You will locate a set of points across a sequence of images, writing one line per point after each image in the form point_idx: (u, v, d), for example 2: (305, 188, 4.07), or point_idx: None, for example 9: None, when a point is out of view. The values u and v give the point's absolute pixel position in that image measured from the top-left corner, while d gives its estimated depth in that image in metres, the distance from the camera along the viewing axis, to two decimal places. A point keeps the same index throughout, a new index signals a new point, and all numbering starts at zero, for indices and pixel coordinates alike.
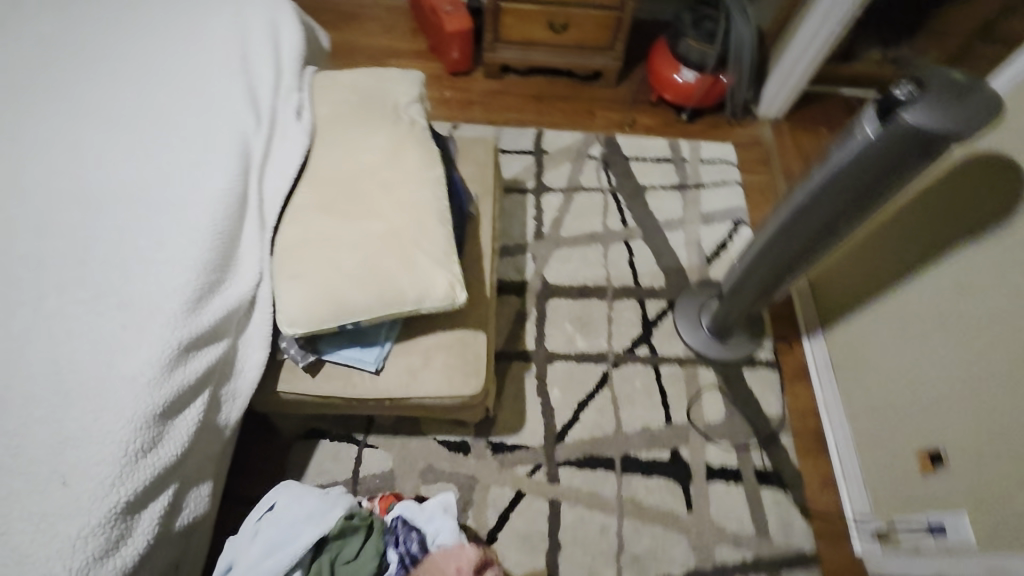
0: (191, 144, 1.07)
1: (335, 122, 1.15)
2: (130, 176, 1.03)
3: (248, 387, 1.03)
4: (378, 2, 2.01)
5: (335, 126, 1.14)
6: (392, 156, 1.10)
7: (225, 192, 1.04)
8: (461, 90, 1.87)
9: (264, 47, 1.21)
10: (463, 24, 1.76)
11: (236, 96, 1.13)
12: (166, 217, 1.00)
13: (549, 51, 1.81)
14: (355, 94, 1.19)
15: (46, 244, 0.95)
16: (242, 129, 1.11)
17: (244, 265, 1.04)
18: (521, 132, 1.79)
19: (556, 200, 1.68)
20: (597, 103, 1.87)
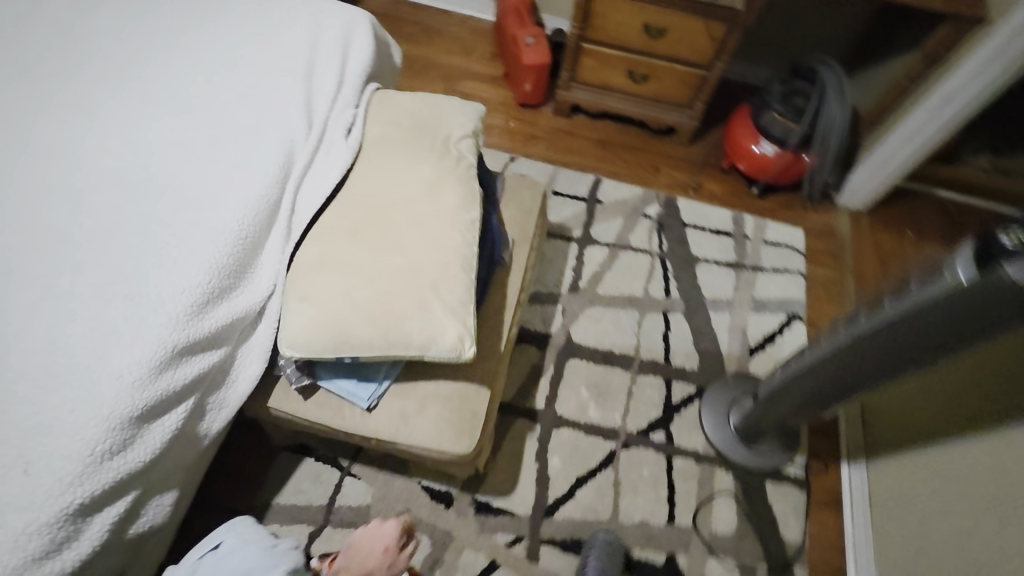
0: (238, 143, 1.06)
1: (382, 143, 1.11)
2: (172, 166, 1.02)
3: (238, 399, 0.99)
4: (463, 25, 2.04)
5: (381, 148, 1.11)
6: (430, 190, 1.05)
7: (257, 199, 1.02)
8: (526, 122, 1.84)
9: (332, 56, 1.19)
10: (541, 59, 1.73)
11: (293, 102, 1.11)
12: (195, 213, 0.99)
13: (625, 96, 1.73)
14: (409, 118, 1.16)
15: (75, 219, 0.95)
16: (290, 136, 1.09)
17: (260, 275, 1.01)
18: (579, 177, 1.72)
19: (600, 255, 1.60)
20: (665, 160, 1.79)
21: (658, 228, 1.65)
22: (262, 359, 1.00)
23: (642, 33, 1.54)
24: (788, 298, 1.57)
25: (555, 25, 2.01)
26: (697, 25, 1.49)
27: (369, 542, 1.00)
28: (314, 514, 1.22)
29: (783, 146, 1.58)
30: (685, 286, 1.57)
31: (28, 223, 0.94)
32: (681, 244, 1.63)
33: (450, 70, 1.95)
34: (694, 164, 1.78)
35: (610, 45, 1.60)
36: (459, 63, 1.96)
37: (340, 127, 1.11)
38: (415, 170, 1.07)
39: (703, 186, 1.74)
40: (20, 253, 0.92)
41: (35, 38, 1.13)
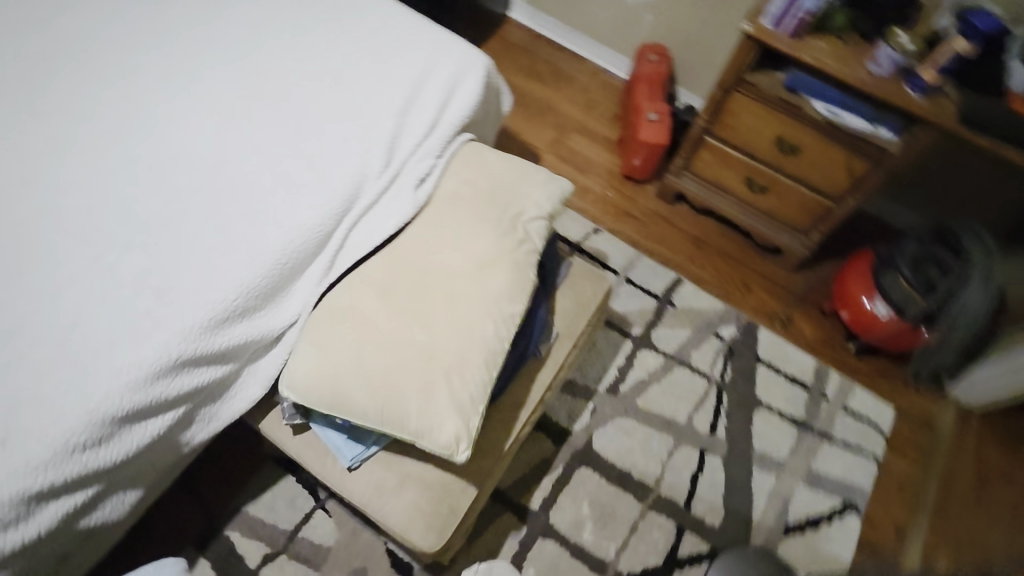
0: (314, 165, 1.05)
1: (453, 202, 1.06)
2: (247, 170, 1.03)
3: (230, 417, 0.98)
4: (596, 78, 1.97)
5: (450, 207, 1.05)
6: (479, 269, 0.98)
7: (312, 228, 1.00)
8: (625, 197, 1.76)
9: (435, 97, 1.16)
10: (658, 138, 1.63)
11: (380, 136, 1.09)
12: (249, 225, 0.99)
13: (735, 203, 1.62)
14: (489, 181, 1.10)
15: (144, 199, 0.98)
16: (365, 171, 1.06)
17: (289, 303, 0.99)
18: (659, 271, 1.62)
19: (653, 362, 1.48)
20: (762, 279, 1.66)
21: (725, 355, 1.51)
22: (265, 384, 0.98)
23: (774, 147, 1.41)
24: (849, 483, 1.38)
25: (687, 102, 1.89)
26: (838, 154, 1.33)
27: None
28: (275, 537, 1.20)
29: (900, 314, 1.40)
30: (735, 428, 1.42)
31: (102, 189, 0.97)
32: (745, 378, 1.48)
33: (566, 119, 1.89)
34: (793, 293, 1.64)
35: (735, 148, 1.49)
36: (577, 114, 1.90)
37: (415, 175, 1.07)
38: (473, 242, 1.00)
39: (794, 319, 1.60)
40: (87, 218, 0.95)
41: (177, 7, 1.17)
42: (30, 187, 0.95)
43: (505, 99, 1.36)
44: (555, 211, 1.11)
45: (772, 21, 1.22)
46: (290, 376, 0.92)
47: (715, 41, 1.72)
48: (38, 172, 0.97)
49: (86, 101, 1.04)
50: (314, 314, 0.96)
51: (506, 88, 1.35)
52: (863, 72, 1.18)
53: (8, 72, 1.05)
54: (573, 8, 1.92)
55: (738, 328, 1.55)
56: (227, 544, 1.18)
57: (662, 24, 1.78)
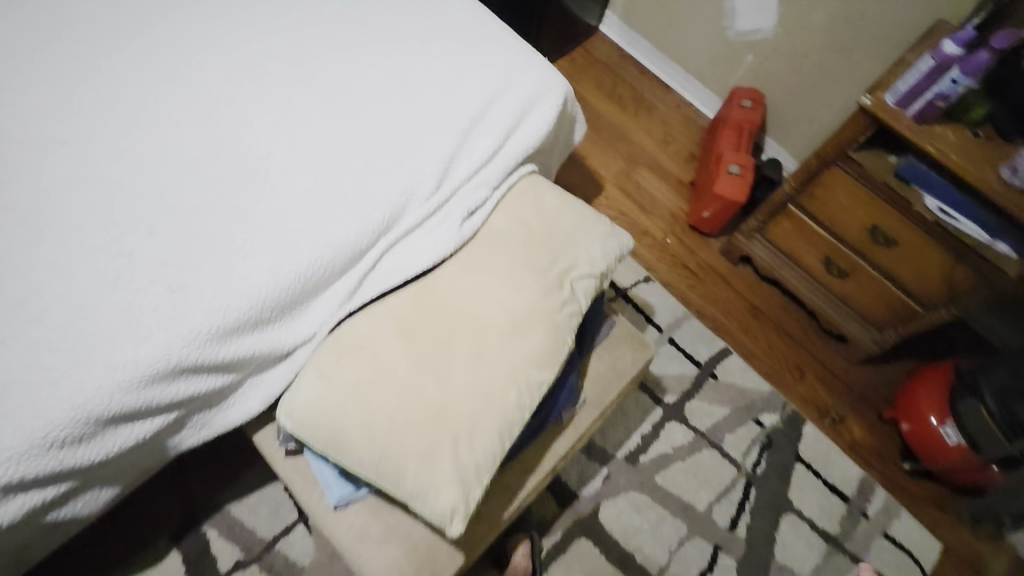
0: (359, 174, 0.96)
1: (500, 241, 0.96)
2: (288, 168, 0.95)
3: (223, 426, 0.92)
4: (679, 113, 1.83)
5: (496, 246, 0.95)
6: (512, 326, 0.88)
7: (342, 244, 0.91)
8: (685, 248, 1.63)
9: (502, 119, 1.05)
10: (734, 193, 1.48)
11: (435, 155, 0.99)
12: (278, 229, 0.91)
13: (805, 279, 1.48)
14: (543, 224, 0.99)
15: (179, 182, 0.92)
16: (411, 190, 0.97)
17: (306, 319, 0.92)
18: (707, 337, 1.50)
19: (681, 438, 1.37)
20: (818, 368, 1.51)
21: (761, 444, 1.38)
22: (267, 400, 0.93)
23: (866, 233, 1.27)
24: None
25: (774, 155, 1.73)
26: (942, 258, 1.18)
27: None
28: (252, 543, 1.16)
29: (972, 445, 1.25)
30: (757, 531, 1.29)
31: (138, 165, 0.93)
32: (779, 475, 1.35)
33: (637, 152, 1.76)
34: (851, 390, 1.49)
35: (823, 224, 1.35)
36: (650, 148, 1.77)
37: (464, 205, 0.98)
38: (513, 294, 0.91)
39: (847, 419, 1.45)
40: (118, 194, 0.90)
41: None
42: (68, 152, 0.92)
43: (578, 127, 1.24)
44: (607, 270, 1.00)
45: (896, 99, 1.07)
46: (288, 403, 0.84)
47: (818, 97, 1.55)
48: (80, 138, 0.93)
49: (142, 68, 1.00)
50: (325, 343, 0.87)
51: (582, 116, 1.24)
52: (990, 175, 1.02)
53: (73, 28, 1.02)
54: (669, 33, 1.78)
55: (780, 417, 1.42)
56: (203, 541, 1.14)
57: (764, 67, 1.62)
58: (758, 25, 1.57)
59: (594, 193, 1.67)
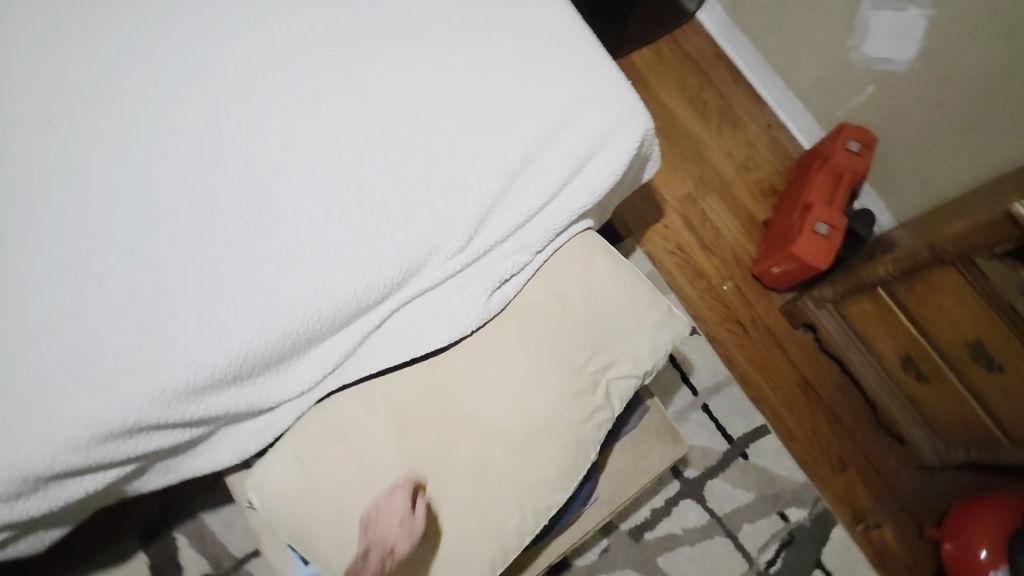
0: (377, 214, 0.79)
1: (531, 322, 0.81)
2: (295, 193, 0.79)
3: (190, 472, 0.82)
4: (768, 136, 1.58)
5: (525, 328, 0.80)
6: (525, 437, 0.75)
7: (347, 299, 0.77)
8: (743, 300, 1.44)
9: (561, 162, 0.85)
10: (816, 258, 1.26)
11: (473, 201, 0.81)
12: (271, 271, 0.76)
13: (873, 365, 1.29)
14: (587, 306, 0.82)
15: (172, 190, 0.78)
16: (436, 243, 0.80)
17: (295, 376, 0.79)
18: (746, 410, 1.33)
19: (694, 518, 1.25)
20: (863, 464, 1.34)
21: (779, 542, 1.26)
22: (236, 456, 0.82)
23: (965, 345, 1.07)
24: None
25: (869, 207, 1.47)
26: None
27: (381, 509, 0.68)
28: (222, 558, 1.10)
29: None
30: None
31: (128, 161, 0.78)
32: None
33: (711, 176, 1.53)
34: (895, 497, 1.32)
35: (911, 320, 1.15)
36: (727, 173, 1.53)
37: (497, 272, 0.82)
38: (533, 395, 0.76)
39: (884, 526, 1.30)
40: (99, 196, 0.76)
41: None
42: (55, 134, 0.78)
43: (650, 167, 1.03)
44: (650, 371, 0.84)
45: None
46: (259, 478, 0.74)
47: (945, 155, 1.29)
48: (65, 118, 0.79)
49: (154, 36, 0.84)
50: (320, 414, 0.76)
51: (658, 155, 1.03)
52: None
53: None
54: (780, 38, 1.49)
55: (808, 516, 1.28)
56: (171, 547, 1.09)
57: (885, 105, 1.35)
58: (890, 55, 1.29)
59: (651, 219, 1.46)
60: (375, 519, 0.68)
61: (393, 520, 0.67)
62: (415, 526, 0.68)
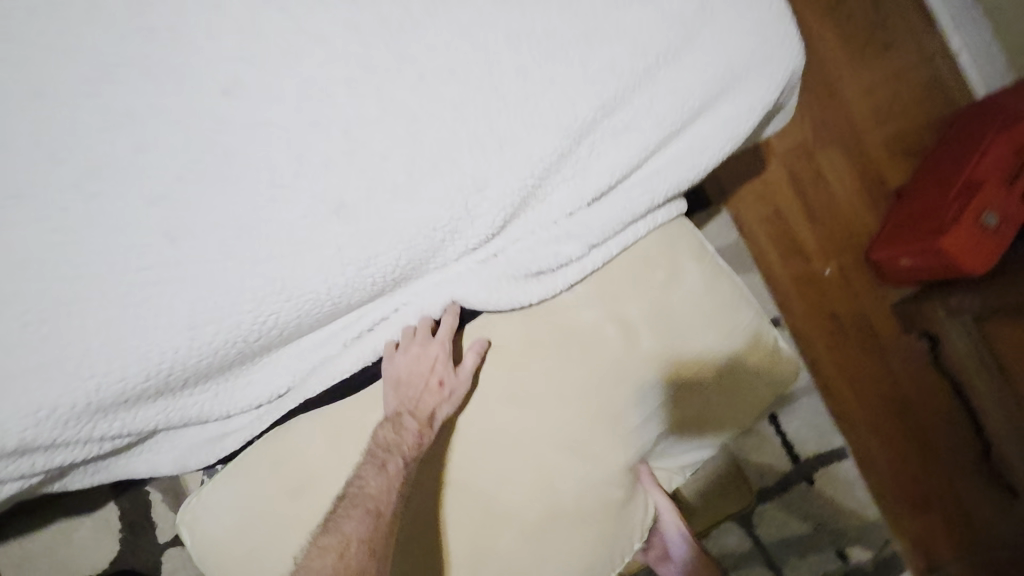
0: (369, 174, 0.53)
1: (579, 360, 0.61)
2: (250, 128, 0.52)
3: (123, 475, 0.64)
4: (930, 72, 1.16)
5: (570, 368, 0.61)
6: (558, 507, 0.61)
7: (321, 298, 0.54)
8: (849, 292, 1.12)
9: (653, 118, 0.57)
10: (972, 261, 0.94)
11: (514, 169, 0.54)
12: (208, 247, 0.51)
13: (1001, 403, 0.98)
14: (658, 346, 0.61)
15: (61, 105, 0.51)
16: (454, 226, 0.55)
17: (256, 383, 0.60)
18: (822, 428, 1.09)
19: (732, 543, 1.06)
20: (950, 507, 1.11)
21: None
22: (176, 464, 0.64)
23: None
24: None
25: None
26: None
27: (412, 362, 0.59)
28: None
29: None
30: None
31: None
32: None
33: (840, 120, 1.14)
34: (980, 549, 1.10)
35: None
36: (861, 117, 1.15)
37: (535, 262, 0.58)
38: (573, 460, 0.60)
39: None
40: None
41: None
42: None
43: (777, 119, 0.70)
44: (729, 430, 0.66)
45: None
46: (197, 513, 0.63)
47: None
48: None
49: None
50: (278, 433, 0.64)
51: (793, 103, 0.69)
52: None
53: None
54: None
55: (868, 555, 1.08)
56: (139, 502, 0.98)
57: None
58: None
59: (749, 171, 1.12)
60: (405, 380, 0.60)
61: (430, 379, 0.60)
62: (457, 389, 0.60)
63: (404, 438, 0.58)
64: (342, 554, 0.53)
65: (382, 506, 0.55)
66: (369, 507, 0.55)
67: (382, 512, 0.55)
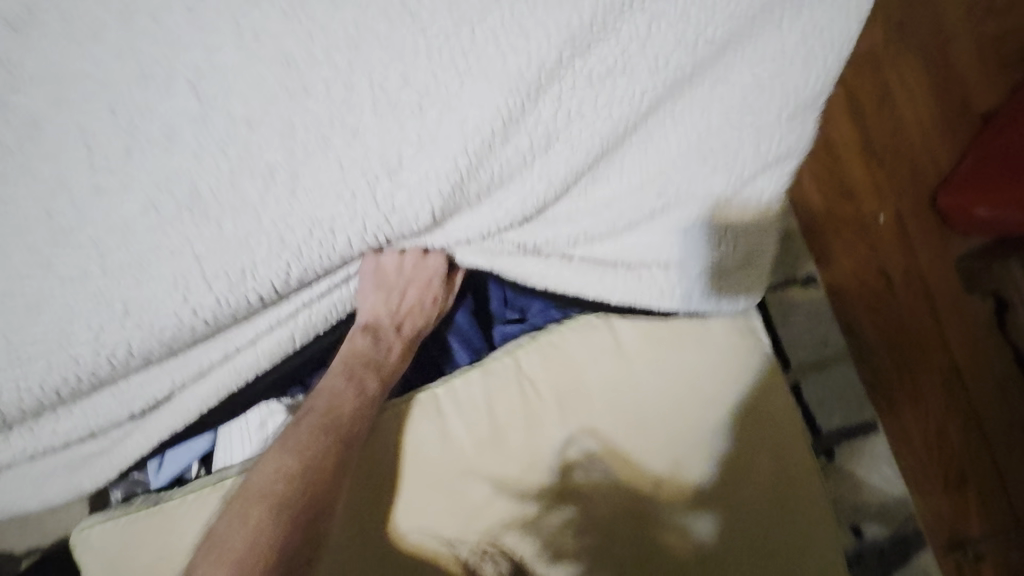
0: (230, 151, 0.37)
1: (550, 373, 0.48)
2: (59, 84, 0.36)
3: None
4: None
5: (540, 381, 0.48)
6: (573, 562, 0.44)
7: (181, 323, 0.39)
8: (903, 245, 0.89)
9: (651, 58, 0.39)
10: None
11: (442, 143, 0.37)
12: (19, 259, 0.37)
13: None
14: (676, 420, 0.47)
15: None
16: (363, 226, 0.38)
17: (130, 404, 0.45)
18: (844, 392, 0.85)
19: None
20: (992, 485, 0.86)
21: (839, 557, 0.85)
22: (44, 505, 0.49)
23: None
24: None
25: None
26: None
27: (403, 274, 0.47)
28: None
29: None
30: None
31: None
32: None
33: (921, 27, 0.89)
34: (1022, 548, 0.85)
35: None
36: (948, 21, 0.89)
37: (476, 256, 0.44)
38: (574, 490, 0.46)
39: (984, 563, 0.84)
40: None
41: None
42: None
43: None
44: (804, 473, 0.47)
45: None
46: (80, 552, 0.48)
47: None
48: None
49: None
50: (202, 490, 0.47)
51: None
52: None
53: None
54: None
55: (886, 531, 0.83)
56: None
57: None
58: None
59: None
60: (393, 289, 0.47)
61: (403, 290, 0.48)
62: (444, 303, 0.51)
63: (384, 354, 0.48)
64: (277, 488, 0.42)
65: (347, 429, 0.44)
66: (328, 433, 0.44)
67: (351, 435, 0.44)
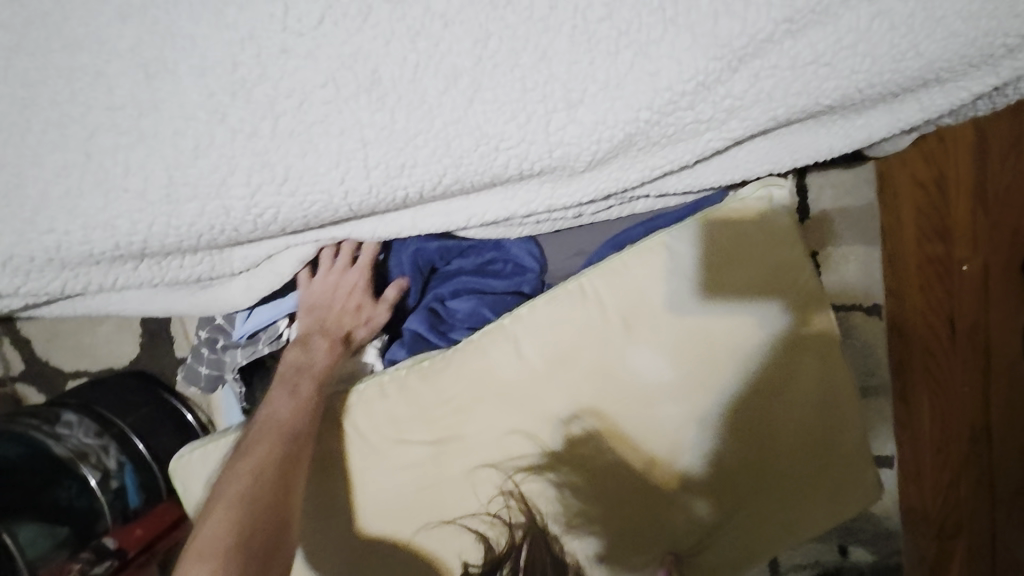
0: (419, 44, 0.36)
1: (618, 311, 0.52)
2: None
3: (101, 312, 0.52)
4: None
5: (612, 312, 0.52)
6: (584, 523, 0.53)
7: (326, 197, 0.40)
8: (982, 301, 0.80)
9: (861, 57, 0.36)
10: None
11: (630, 90, 0.37)
12: (195, 101, 0.38)
13: None
14: (692, 365, 0.52)
15: None
16: (527, 149, 0.39)
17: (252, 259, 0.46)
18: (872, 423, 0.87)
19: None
20: (982, 549, 0.85)
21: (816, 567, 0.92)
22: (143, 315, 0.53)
23: None
24: None
25: None
26: None
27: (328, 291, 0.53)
28: None
29: None
30: None
31: None
32: None
33: None
34: None
35: None
36: None
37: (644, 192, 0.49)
38: (594, 458, 0.52)
39: None
40: None
41: None
42: None
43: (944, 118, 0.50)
44: (817, 420, 0.54)
45: None
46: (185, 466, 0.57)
47: None
48: None
49: None
50: None
51: (954, 119, 0.53)
52: None
53: None
54: None
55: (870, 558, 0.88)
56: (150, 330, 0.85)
57: None
58: None
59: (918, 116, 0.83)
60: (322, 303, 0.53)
61: (348, 303, 0.54)
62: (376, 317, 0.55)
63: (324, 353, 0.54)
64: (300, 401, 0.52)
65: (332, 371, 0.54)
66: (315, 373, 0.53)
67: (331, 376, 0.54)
